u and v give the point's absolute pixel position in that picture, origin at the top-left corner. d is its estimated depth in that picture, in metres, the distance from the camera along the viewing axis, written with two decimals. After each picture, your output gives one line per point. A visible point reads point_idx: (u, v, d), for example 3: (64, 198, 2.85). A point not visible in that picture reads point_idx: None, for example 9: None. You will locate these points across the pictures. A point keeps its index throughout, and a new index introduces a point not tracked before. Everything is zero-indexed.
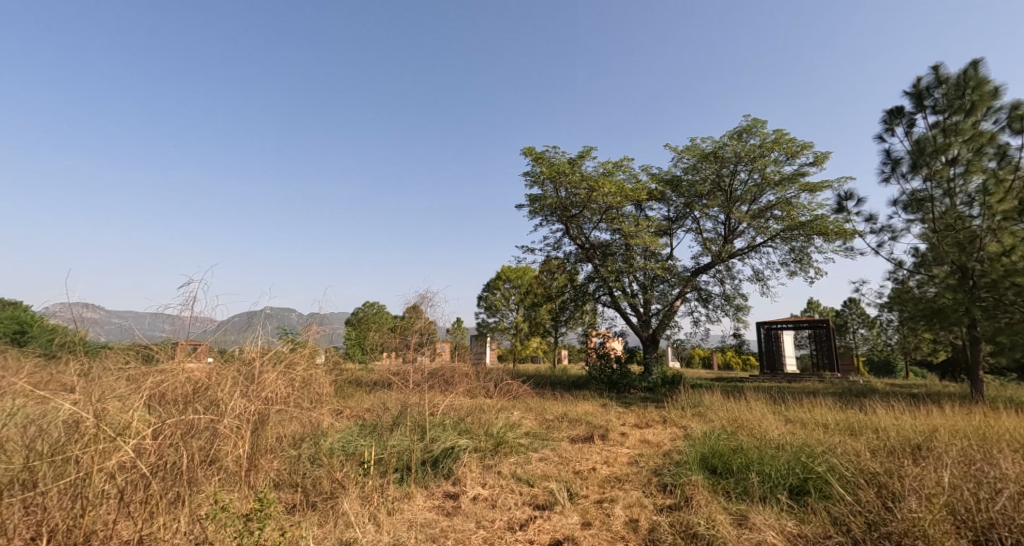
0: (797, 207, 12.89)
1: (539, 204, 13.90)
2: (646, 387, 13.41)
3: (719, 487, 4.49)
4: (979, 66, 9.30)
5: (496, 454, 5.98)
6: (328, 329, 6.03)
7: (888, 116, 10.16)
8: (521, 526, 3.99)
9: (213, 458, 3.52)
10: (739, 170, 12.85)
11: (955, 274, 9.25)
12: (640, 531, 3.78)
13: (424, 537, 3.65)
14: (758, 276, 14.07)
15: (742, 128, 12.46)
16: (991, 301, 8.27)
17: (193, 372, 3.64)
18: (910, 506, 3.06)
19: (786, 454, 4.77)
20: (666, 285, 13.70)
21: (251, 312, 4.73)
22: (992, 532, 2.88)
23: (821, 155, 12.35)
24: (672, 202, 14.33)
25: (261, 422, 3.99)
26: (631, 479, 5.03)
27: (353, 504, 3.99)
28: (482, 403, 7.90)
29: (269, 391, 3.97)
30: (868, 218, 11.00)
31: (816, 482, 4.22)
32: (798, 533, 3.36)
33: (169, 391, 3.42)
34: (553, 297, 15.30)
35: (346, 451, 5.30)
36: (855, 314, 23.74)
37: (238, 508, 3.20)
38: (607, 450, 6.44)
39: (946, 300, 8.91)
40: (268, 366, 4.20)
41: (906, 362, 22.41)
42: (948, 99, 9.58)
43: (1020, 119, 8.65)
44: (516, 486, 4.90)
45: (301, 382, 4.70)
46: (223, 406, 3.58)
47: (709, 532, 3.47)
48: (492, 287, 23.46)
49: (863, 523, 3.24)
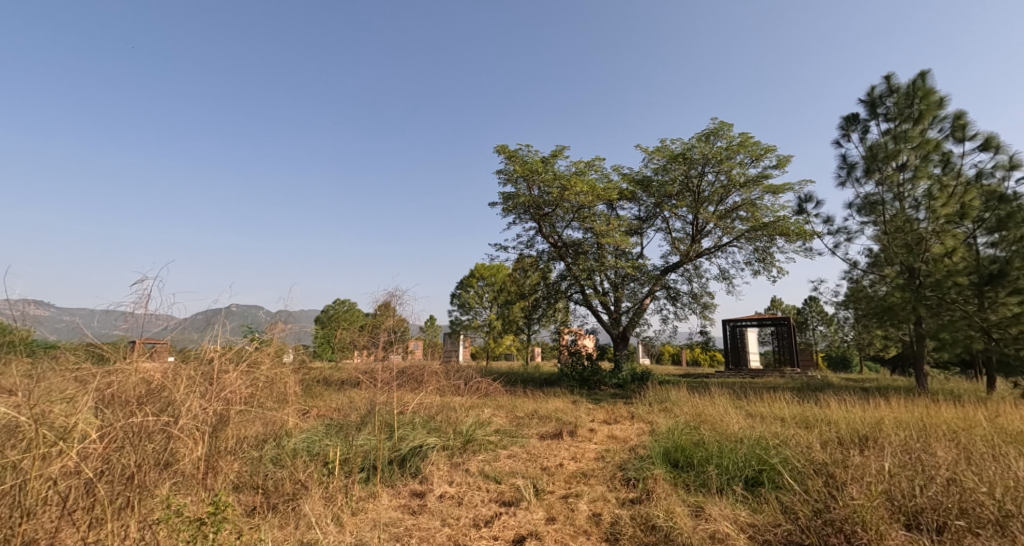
0: (761, 208, 13.32)
1: (512, 203, 13.94)
2: (616, 384, 13.69)
3: (679, 480, 4.63)
4: (927, 76, 9.82)
5: (464, 452, 6.00)
6: (294, 328, 5.87)
7: (844, 123, 10.62)
8: (486, 523, 4.02)
9: (168, 461, 3.42)
10: (707, 171, 13.20)
11: (904, 274, 9.77)
12: (602, 525, 3.87)
13: (387, 537, 3.63)
14: (724, 275, 14.43)
15: (710, 130, 12.77)
16: (935, 300, 8.72)
17: (149, 371, 3.51)
18: (851, 494, 3.23)
19: (744, 447, 4.94)
20: (636, 284, 13.94)
21: (209, 312, 4.53)
22: (921, 517, 3.10)
23: (783, 157, 12.77)
24: (642, 202, 14.59)
25: (220, 423, 3.87)
26: (597, 474, 5.13)
27: (316, 506, 3.93)
28: (452, 401, 7.88)
29: (230, 392, 3.85)
30: (825, 220, 11.50)
31: (769, 473, 4.42)
32: (750, 523, 3.51)
33: (119, 392, 3.29)
34: (526, 295, 15.33)
35: (311, 451, 5.22)
36: (815, 311, 24.76)
37: (194, 511, 3.13)
38: (575, 446, 6.54)
39: (896, 298, 9.32)
40: (229, 366, 4.05)
41: (861, 357, 23.56)
42: (899, 107, 10.06)
43: (963, 128, 9.19)
44: (483, 483, 4.94)
45: (265, 382, 4.58)
46: (180, 407, 3.48)
47: (667, 524, 3.58)
48: (466, 285, 23.51)
49: (809, 510, 3.39)
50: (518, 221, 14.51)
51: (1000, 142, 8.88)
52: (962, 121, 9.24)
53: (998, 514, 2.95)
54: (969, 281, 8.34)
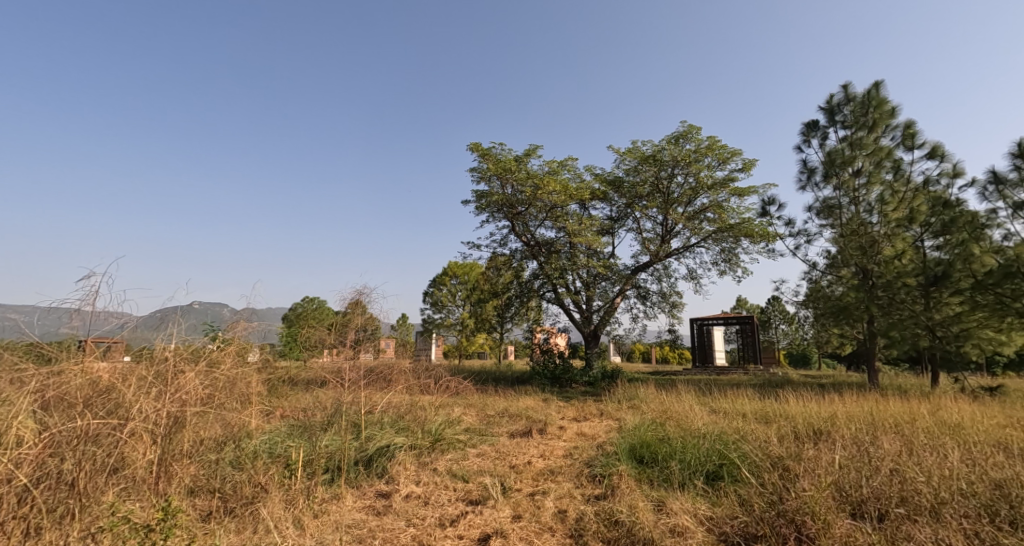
0: (727, 210, 13.68)
1: (485, 200, 13.91)
2: (586, 382, 13.91)
3: (643, 475, 4.72)
4: (881, 87, 10.30)
5: (433, 451, 5.96)
6: (259, 326, 5.67)
7: (805, 129, 11.03)
8: (451, 523, 3.99)
9: (117, 466, 3.26)
10: (676, 173, 13.47)
11: (859, 275, 10.20)
12: (567, 521, 3.91)
13: (349, 538, 3.57)
14: (692, 275, 14.74)
15: (679, 133, 13.06)
16: (887, 300, 9.15)
17: (97, 372, 3.34)
18: (802, 485, 3.37)
19: (706, 443, 5.06)
20: (607, 283, 14.09)
21: (165, 310, 4.33)
22: (866, 507, 3.24)
23: (748, 161, 13.16)
24: (614, 203, 14.76)
25: (175, 426, 3.67)
26: (564, 471, 5.18)
27: (276, 509, 3.83)
28: (421, 400, 7.79)
29: (186, 393, 3.63)
30: (787, 222, 11.91)
31: (729, 468, 4.56)
32: (709, 516, 3.61)
33: (62, 393, 3.13)
34: (499, 293, 15.33)
35: (273, 453, 5.08)
36: (777, 310, 25.70)
37: (142, 516, 2.98)
38: (543, 444, 6.59)
39: (850, 298, 9.70)
40: (187, 366, 3.85)
41: (820, 356, 24.61)
42: (855, 115, 10.51)
43: (912, 137, 9.69)
44: (450, 483, 4.90)
45: (227, 381, 4.39)
46: (130, 409, 3.32)
47: (629, 519, 3.64)
48: (439, 283, 23.33)
49: (764, 502, 3.49)
50: (491, 219, 14.47)
51: (945, 151, 9.40)
52: (912, 130, 9.74)
53: (934, 501, 3.13)
54: (917, 282, 8.85)
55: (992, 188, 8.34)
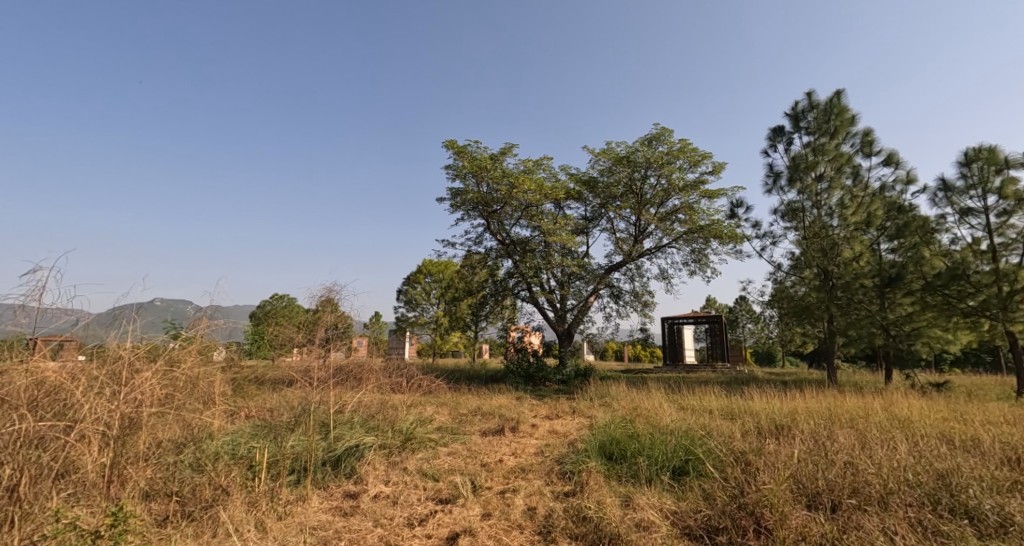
0: (698, 212, 13.99)
1: (460, 199, 13.84)
2: (560, 379, 14.06)
3: (612, 471, 4.79)
4: (842, 95, 10.71)
5: (403, 450, 5.89)
6: (224, 324, 5.36)
7: (771, 134, 11.36)
8: (420, 522, 3.96)
9: (64, 471, 3.12)
10: (649, 174, 13.69)
11: (820, 276, 10.56)
12: (536, 518, 3.92)
13: (314, 539, 3.51)
14: (663, 274, 15.01)
15: (652, 136, 13.27)
16: (845, 300, 9.48)
17: (44, 372, 3.18)
18: (762, 479, 3.49)
19: (673, 439, 5.15)
20: (581, 282, 14.19)
21: (120, 309, 4.09)
22: (823, 497, 3.36)
23: (718, 165, 13.47)
24: (588, 203, 14.86)
25: (131, 427, 3.52)
26: (534, 469, 5.20)
27: (237, 512, 3.72)
28: (392, 399, 7.68)
29: (141, 395, 3.46)
30: (754, 225, 12.24)
31: (694, 463, 4.66)
32: (674, 510, 3.69)
33: (5, 395, 2.97)
34: (474, 291, 15.26)
35: (236, 455, 4.93)
36: (744, 310, 26.46)
37: (92, 521, 2.84)
38: (515, 442, 6.60)
39: (812, 298, 10.04)
40: (146, 365, 3.68)
41: (784, 354, 25.48)
42: (818, 122, 10.89)
43: (869, 145, 10.12)
44: (420, 482, 4.85)
45: (187, 381, 4.22)
46: (81, 410, 3.18)
47: (596, 515, 3.68)
48: (413, 281, 23.07)
49: (727, 496, 3.59)
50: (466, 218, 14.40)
51: (900, 158, 9.86)
52: (870, 138, 10.17)
53: (882, 491, 3.29)
54: (873, 283, 9.24)
55: (942, 195, 8.80)
